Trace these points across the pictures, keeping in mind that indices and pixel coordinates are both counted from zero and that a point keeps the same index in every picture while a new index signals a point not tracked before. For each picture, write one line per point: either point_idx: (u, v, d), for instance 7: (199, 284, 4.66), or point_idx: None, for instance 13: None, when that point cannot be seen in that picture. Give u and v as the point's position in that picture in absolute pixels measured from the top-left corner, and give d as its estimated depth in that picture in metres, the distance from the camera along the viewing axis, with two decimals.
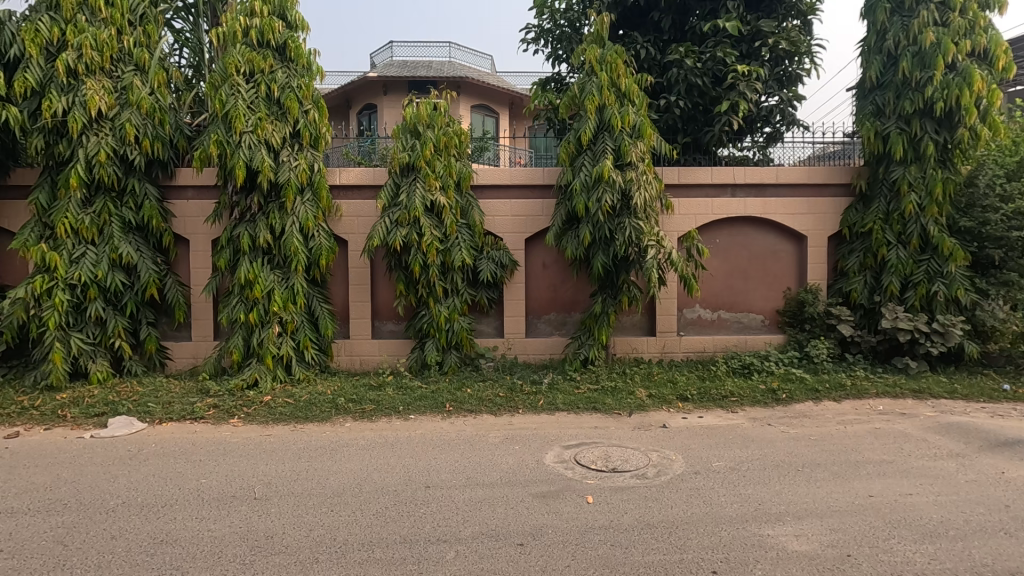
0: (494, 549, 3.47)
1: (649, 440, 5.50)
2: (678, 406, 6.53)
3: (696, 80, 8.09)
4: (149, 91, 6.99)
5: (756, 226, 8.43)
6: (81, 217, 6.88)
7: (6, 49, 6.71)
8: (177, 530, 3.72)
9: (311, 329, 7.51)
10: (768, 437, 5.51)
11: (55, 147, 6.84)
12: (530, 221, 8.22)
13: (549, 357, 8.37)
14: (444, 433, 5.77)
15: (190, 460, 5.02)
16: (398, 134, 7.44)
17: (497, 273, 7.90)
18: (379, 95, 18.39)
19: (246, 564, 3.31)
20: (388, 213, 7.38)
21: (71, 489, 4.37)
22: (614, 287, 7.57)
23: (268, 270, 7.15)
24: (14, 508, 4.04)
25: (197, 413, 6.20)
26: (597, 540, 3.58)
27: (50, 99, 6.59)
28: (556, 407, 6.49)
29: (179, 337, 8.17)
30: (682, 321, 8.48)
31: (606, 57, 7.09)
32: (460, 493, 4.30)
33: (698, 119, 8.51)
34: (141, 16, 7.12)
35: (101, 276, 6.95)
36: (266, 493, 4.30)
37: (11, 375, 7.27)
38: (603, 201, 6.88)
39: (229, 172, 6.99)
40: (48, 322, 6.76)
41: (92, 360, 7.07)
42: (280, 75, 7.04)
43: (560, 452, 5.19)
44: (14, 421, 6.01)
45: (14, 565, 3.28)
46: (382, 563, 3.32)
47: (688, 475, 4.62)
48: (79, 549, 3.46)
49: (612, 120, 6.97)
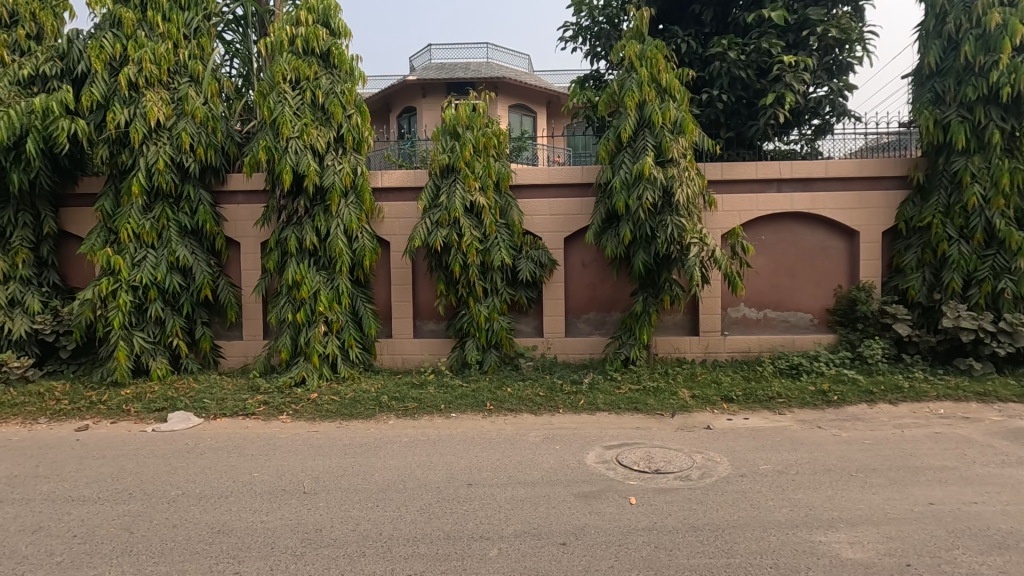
0: (537, 548, 3.48)
1: (693, 442, 5.40)
2: (723, 408, 6.39)
3: (740, 73, 7.87)
4: (203, 100, 7.34)
5: (804, 222, 8.14)
6: (142, 222, 7.26)
7: (75, 66, 7.15)
8: (232, 520, 3.89)
9: (355, 328, 7.70)
10: (818, 440, 5.33)
11: (119, 156, 7.24)
12: (568, 220, 8.18)
13: (588, 357, 8.31)
14: (485, 431, 5.83)
15: (243, 454, 5.23)
16: (438, 136, 7.55)
17: (536, 273, 7.89)
18: (418, 97, 18.68)
19: (297, 555, 3.42)
20: (429, 214, 7.49)
21: (136, 479, 4.62)
22: (655, 286, 7.44)
23: (314, 271, 7.37)
24: (86, 496, 4.31)
25: (249, 409, 6.45)
26: (641, 542, 3.54)
27: (114, 111, 6.98)
28: (597, 407, 6.45)
29: (231, 336, 8.51)
30: (726, 320, 8.28)
31: (646, 52, 6.99)
32: (501, 492, 4.33)
33: (741, 113, 8.31)
34: (195, 30, 7.46)
35: (160, 278, 7.32)
36: (315, 488, 4.44)
37: (81, 371, 7.75)
38: (644, 198, 6.78)
39: (277, 177, 7.25)
40: (113, 322, 7.17)
41: (152, 358, 7.45)
42: (325, 81, 7.25)
43: (601, 452, 5.16)
44: (84, 415, 6.40)
45: (86, 549, 3.50)
46: (427, 558, 3.38)
47: (735, 478, 4.51)
48: (143, 536, 3.66)
49: (653, 116, 6.87)
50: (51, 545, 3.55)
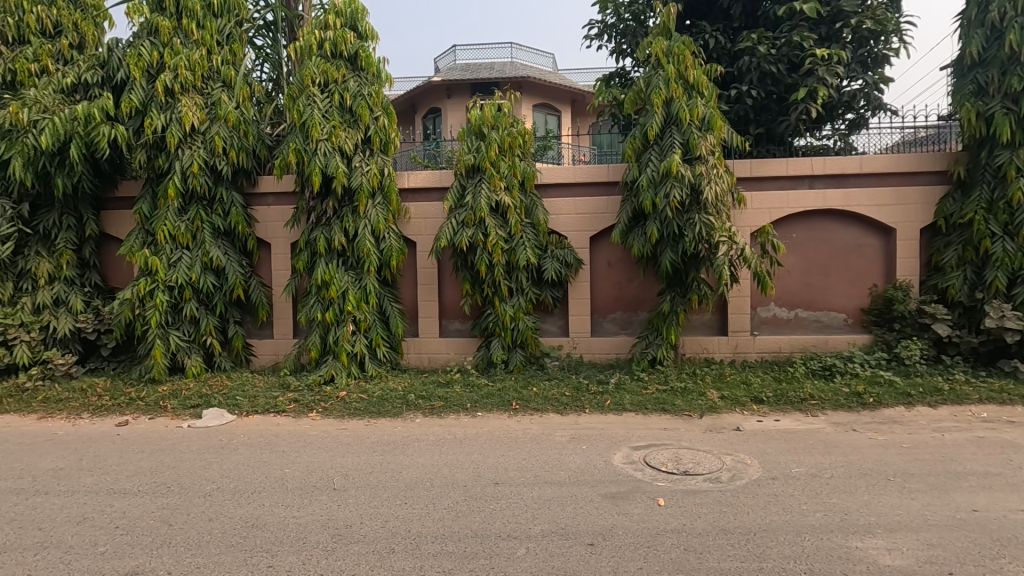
0: (565, 548, 3.47)
1: (722, 443, 5.31)
2: (753, 409, 6.27)
3: (770, 68, 7.72)
4: (235, 105, 7.52)
5: (837, 219, 7.93)
6: (177, 224, 7.46)
7: (114, 73, 7.39)
8: (265, 515, 3.98)
9: (382, 327, 7.80)
10: (853, 443, 5.19)
11: (156, 160, 7.47)
12: (594, 219, 8.13)
13: (614, 357, 8.25)
14: (511, 430, 5.83)
15: (274, 450, 5.35)
16: (464, 136, 7.59)
17: (562, 272, 7.86)
18: (443, 98, 18.80)
19: (328, 550, 3.48)
20: (455, 214, 7.54)
21: (173, 474, 4.76)
22: (683, 285, 7.35)
23: (343, 271, 7.49)
24: (126, 489, 4.46)
25: (280, 407, 6.60)
26: (670, 544, 3.50)
27: (151, 117, 7.21)
28: (624, 407, 6.40)
29: (262, 334, 8.71)
30: (756, 320, 8.12)
31: (673, 49, 6.90)
32: (528, 491, 4.33)
33: (771, 109, 8.16)
34: (228, 36, 7.65)
35: (195, 278, 7.52)
36: (345, 485, 4.50)
37: (121, 368, 8.03)
38: (672, 197, 6.70)
39: (307, 179, 7.38)
40: (151, 321, 7.39)
41: (188, 356, 7.67)
42: (353, 83, 7.35)
43: (628, 453, 5.12)
44: (124, 411, 6.63)
45: (128, 540, 3.62)
46: (455, 556, 3.40)
47: (766, 480, 4.42)
48: (181, 529, 3.77)
49: (681, 113, 6.78)
50: (95, 536, 3.69)
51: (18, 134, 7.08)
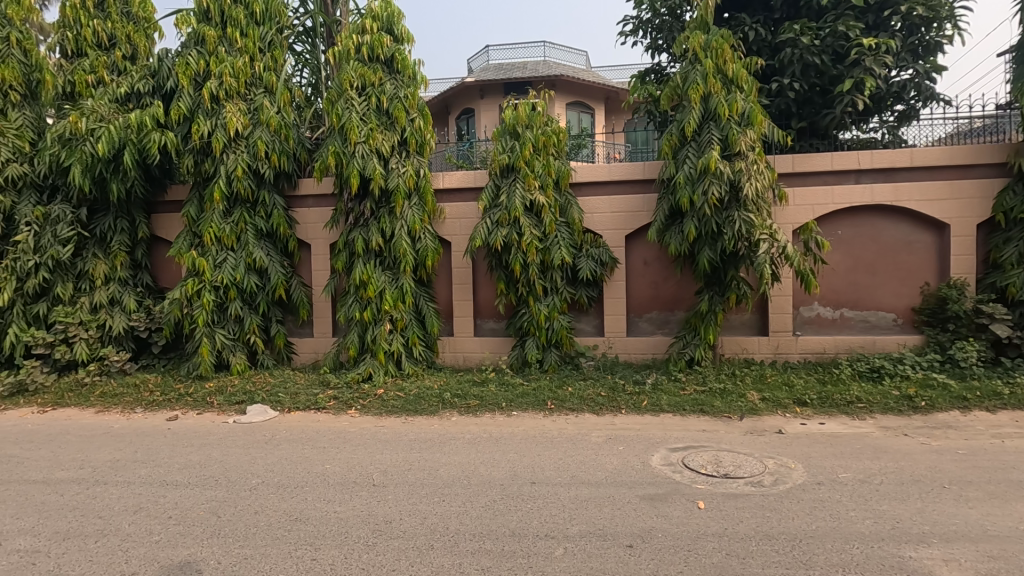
0: (603, 549, 3.44)
1: (764, 446, 5.18)
2: (796, 411, 6.10)
3: (813, 59, 7.46)
4: (276, 110, 7.76)
5: (886, 215, 7.62)
6: (222, 226, 7.72)
7: (164, 82, 7.69)
8: (308, 509, 4.08)
9: (418, 326, 7.91)
10: (903, 449, 4.98)
11: (202, 165, 7.74)
12: (630, 217, 8.04)
13: (651, 357, 8.15)
14: (546, 430, 5.82)
15: (315, 446, 5.48)
16: (499, 136, 7.61)
17: (597, 271, 7.81)
18: (476, 98, 18.91)
19: (368, 546, 3.55)
20: (490, 214, 7.57)
21: (220, 467, 4.94)
22: (721, 284, 7.20)
23: (380, 271, 7.62)
24: (177, 481, 4.65)
25: (320, 404, 6.76)
26: (711, 548, 3.43)
27: (198, 123, 7.46)
28: (661, 407, 6.32)
29: (303, 333, 8.96)
30: (798, 319, 7.88)
31: (711, 43, 6.75)
32: (565, 492, 4.31)
33: (815, 102, 7.91)
34: (269, 43, 7.89)
35: (240, 279, 7.77)
36: (384, 481, 4.59)
37: (170, 365, 8.38)
38: (710, 194, 6.56)
39: (345, 181, 7.53)
40: (198, 319, 7.67)
41: (232, 353, 7.94)
42: (389, 87, 7.47)
43: (666, 454, 5.04)
44: (174, 406, 6.92)
45: (180, 531, 3.77)
46: (493, 554, 3.42)
47: (811, 485, 4.28)
48: (230, 521, 3.90)
49: (719, 109, 6.63)
50: (150, 525, 3.85)
51: (76, 142, 7.46)
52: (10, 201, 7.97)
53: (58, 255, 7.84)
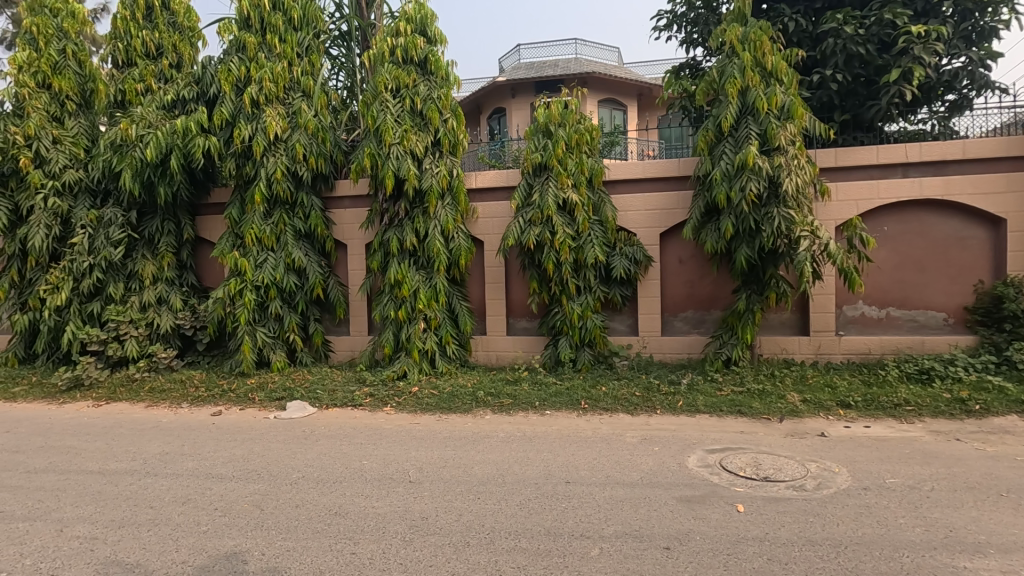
0: (640, 550, 3.41)
1: (805, 449, 5.03)
2: (839, 414, 5.91)
3: (857, 49, 7.20)
4: (314, 113, 7.95)
5: (936, 210, 7.30)
6: (263, 227, 7.94)
7: (207, 88, 7.95)
8: (347, 504, 4.17)
9: (452, 325, 7.98)
10: (956, 454, 4.76)
11: (244, 168, 7.96)
12: (664, 215, 7.92)
13: (686, 357, 8.01)
14: (580, 430, 5.79)
15: (353, 442, 5.59)
16: (531, 135, 7.60)
17: (630, 269, 7.74)
18: (507, 98, 18.94)
19: (406, 541, 3.60)
20: (522, 213, 7.57)
21: (263, 461, 5.09)
22: (760, 283, 7.03)
23: (414, 271, 7.71)
24: (223, 474, 4.81)
25: (357, 401, 6.90)
26: (751, 553, 3.35)
27: (240, 128, 7.69)
28: (697, 408, 6.22)
29: (340, 332, 9.15)
30: (841, 319, 7.62)
31: (749, 35, 6.59)
32: (600, 492, 4.28)
33: (859, 93, 7.65)
34: (307, 48, 8.09)
35: (280, 278, 8.00)
36: (420, 478, 4.65)
37: (214, 362, 8.67)
38: (748, 190, 6.40)
39: (380, 182, 7.64)
40: (240, 318, 7.91)
41: (273, 351, 8.16)
42: (423, 88, 7.55)
43: (703, 456, 4.95)
44: (218, 402, 7.17)
45: (226, 522, 3.90)
46: (529, 553, 3.42)
47: (856, 491, 4.14)
48: (272, 513, 4.02)
49: (758, 103, 6.47)
50: (198, 516, 4.00)
51: (127, 148, 7.80)
52: (67, 205, 8.40)
53: (110, 256, 8.23)
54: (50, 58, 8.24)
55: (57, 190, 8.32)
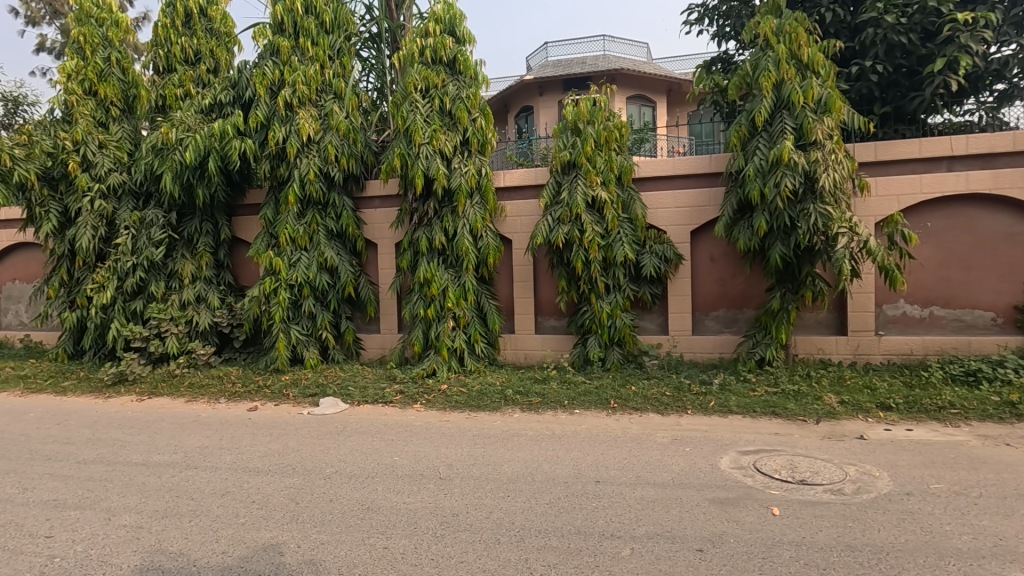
0: (672, 552, 3.36)
1: (844, 452, 4.89)
2: (879, 416, 5.72)
3: (899, 39, 6.94)
4: (345, 115, 8.10)
5: (984, 205, 6.98)
6: (296, 227, 8.11)
7: (243, 92, 8.15)
8: (379, 499, 4.23)
9: (480, 323, 8.02)
10: (1005, 459, 4.57)
11: (278, 169, 8.14)
12: (696, 212, 7.79)
13: (718, 356, 7.87)
14: (610, 429, 5.75)
15: (384, 438, 5.68)
16: (559, 133, 7.57)
17: (660, 267, 7.65)
18: (535, 96, 18.90)
19: (437, 536, 3.64)
20: (551, 211, 7.55)
21: (297, 456, 5.21)
22: (795, 281, 6.86)
23: (443, 270, 7.77)
24: (259, 468, 4.95)
25: (387, 397, 7.00)
26: (788, 557, 3.28)
27: (274, 130, 7.86)
28: (729, 409, 6.10)
29: (370, 330, 9.28)
30: (881, 318, 7.37)
31: (784, 27, 6.44)
32: (630, 491, 4.24)
33: (901, 84, 7.38)
34: (338, 51, 8.25)
35: (313, 277, 8.16)
36: (450, 474, 4.69)
37: (250, 359, 8.90)
38: (783, 186, 6.24)
39: (410, 182, 7.72)
40: (275, 316, 8.10)
41: (306, 348, 8.33)
42: (452, 88, 7.60)
43: (736, 457, 4.86)
44: (254, 397, 7.36)
45: (263, 514, 4.01)
46: (559, 552, 3.42)
47: (898, 496, 4.01)
48: (307, 507, 4.11)
49: (793, 96, 6.31)
50: (236, 508, 4.12)
51: (168, 152, 8.06)
52: (112, 207, 8.75)
53: (152, 256, 8.54)
54: (96, 66, 8.60)
55: (103, 193, 8.67)
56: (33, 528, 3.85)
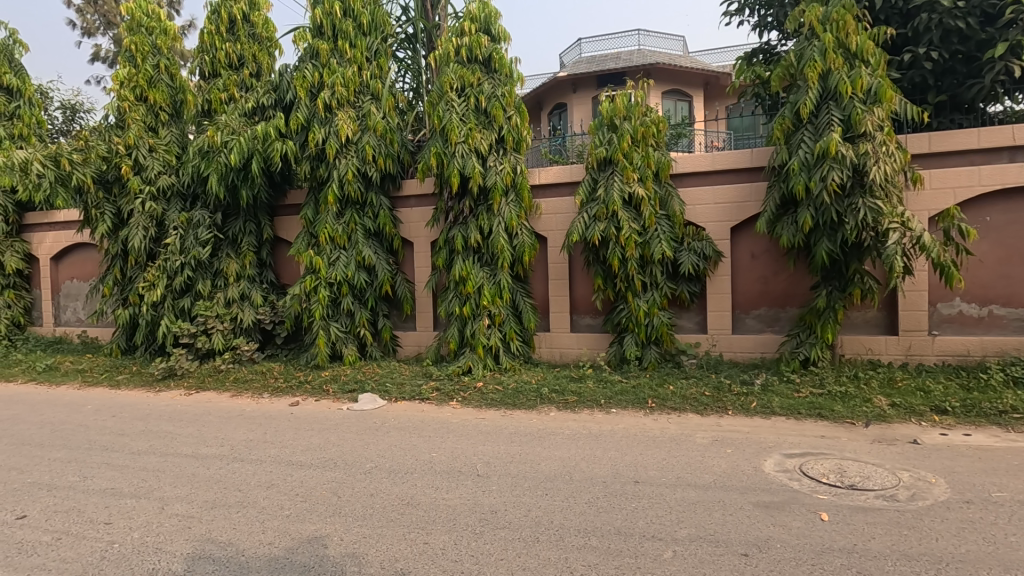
0: (716, 555, 3.29)
1: (896, 457, 4.68)
2: (934, 420, 5.47)
3: (955, 24, 6.61)
4: (382, 115, 8.22)
5: None
6: (336, 226, 8.27)
7: (284, 95, 8.34)
8: (418, 495, 4.28)
9: (516, 321, 8.03)
10: None
11: (317, 170, 8.30)
12: (737, 208, 7.59)
13: (760, 356, 7.66)
14: (648, 429, 5.66)
15: (422, 435, 5.74)
16: (595, 129, 7.50)
17: (699, 265, 7.52)
18: (568, 93, 18.77)
19: (476, 533, 3.65)
20: (586, 208, 7.48)
21: (338, 451, 5.32)
22: (842, 278, 6.61)
23: (479, 268, 7.80)
24: (302, 462, 5.07)
25: (424, 394, 7.08)
26: (839, 564, 3.16)
27: (314, 131, 8.02)
28: (772, 411, 5.93)
29: (407, 327, 9.38)
30: (935, 317, 7.03)
31: (831, 15, 6.20)
32: (671, 492, 4.17)
33: (957, 71, 7.03)
34: (375, 52, 8.38)
35: (351, 275, 8.31)
36: (487, 472, 4.70)
37: (291, 355, 9.13)
38: (830, 180, 6.02)
39: (446, 180, 7.78)
40: (315, 313, 8.29)
41: (345, 345, 8.51)
42: (487, 86, 7.62)
43: (781, 460, 4.72)
44: (296, 393, 7.56)
45: (306, 507, 4.10)
46: (599, 552, 3.38)
47: (957, 504, 3.81)
48: (349, 501, 4.19)
49: (841, 87, 6.08)
50: (281, 501, 4.23)
51: (213, 154, 8.34)
52: (161, 208, 9.10)
53: (199, 255, 8.85)
54: (146, 73, 8.96)
55: (153, 195, 9.04)
56: (93, 514, 4.04)
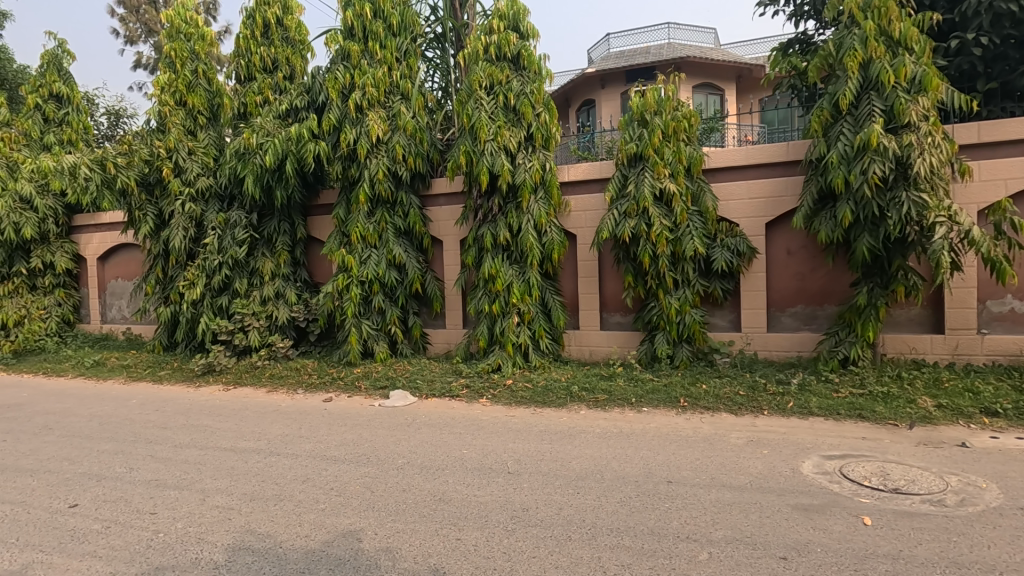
0: (754, 558, 3.21)
1: (943, 461, 4.50)
2: (984, 422, 5.23)
3: (1007, 7, 6.30)
4: (412, 115, 8.30)
5: None
6: (367, 225, 8.39)
7: (317, 97, 8.49)
8: (450, 491, 4.31)
9: (545, 319, 8.01)
10: None
11: (349, 170, 8.42)
12: (772, 203, 7.40)
13: (796, 355, 7.47)
14: (680, 429, 5.57)
15: (453, 432, 5.78)
16: (625, 125, 7.42)
17: (732, 262, 7.37)
18: (597, 90, 18.63)
19: (508, 531, 3.65)
20: (617, 205, 7.40)
21: (370, 446, 5.39)
22: (884, 275, 6.38)
23: (508, 265, 7.81)
24: (335, 457, 5.16)
25: (454, 392, 7.13)
26: (883, 570, 3.05)
27: (345, 132, 8.15)
28: (809, 411, 5.77)
29: (437, 324, 9.45)
30: (984, 315, 6.73)
31: (872, 2, 5.98)
32: (705, 493, 4.09)
33: (1009, 57, 6.70)
34: (405, 52, 8.46)
35: (382, 274, 8.43)
36: (518, 469, 4.70)
37: (324, 352, 9.30)
38: (871, 173, 5.81)
39: (475, 178, 7.80)
40: (347, 311, 8.44)
41: (376, 342, 8.64)
42: (516, 83, 7.60)
43: (820, 462, 4.58)
44: (329, 389, 7.71)
45: (341, 501, 4.17)
46: (633, 552, 3.35)
47: (1011, 510, 3.64)
48: (381, 496, 4.25)
49: (883, 76, 5.86)
50: (316, 495, 4.31)
51: (249, 156, 8.55)
52: (200, 209, 9.38)
53: (236, 255, 9.09)
54: (185, 79, 9.24)
55: (192, 197, 9.32)
56: (139, 504, 4.19)
